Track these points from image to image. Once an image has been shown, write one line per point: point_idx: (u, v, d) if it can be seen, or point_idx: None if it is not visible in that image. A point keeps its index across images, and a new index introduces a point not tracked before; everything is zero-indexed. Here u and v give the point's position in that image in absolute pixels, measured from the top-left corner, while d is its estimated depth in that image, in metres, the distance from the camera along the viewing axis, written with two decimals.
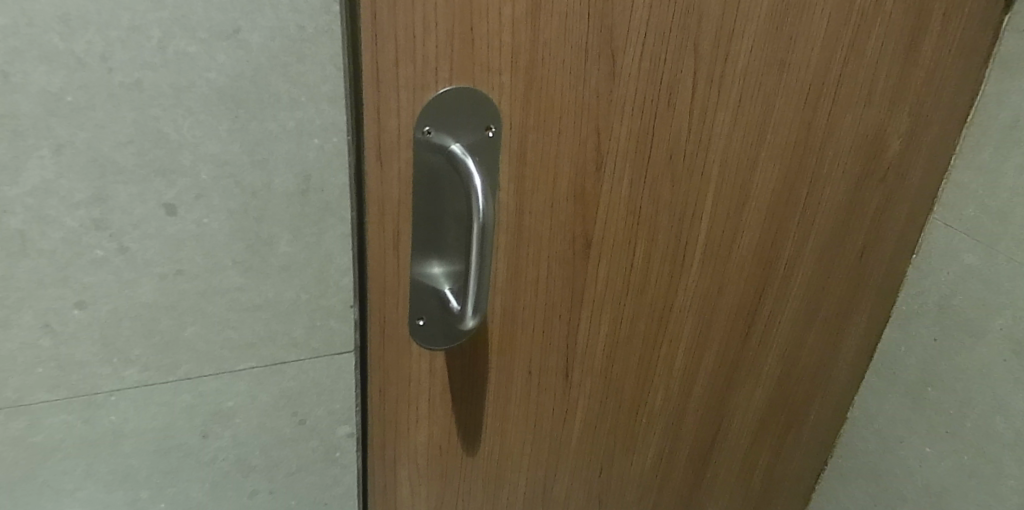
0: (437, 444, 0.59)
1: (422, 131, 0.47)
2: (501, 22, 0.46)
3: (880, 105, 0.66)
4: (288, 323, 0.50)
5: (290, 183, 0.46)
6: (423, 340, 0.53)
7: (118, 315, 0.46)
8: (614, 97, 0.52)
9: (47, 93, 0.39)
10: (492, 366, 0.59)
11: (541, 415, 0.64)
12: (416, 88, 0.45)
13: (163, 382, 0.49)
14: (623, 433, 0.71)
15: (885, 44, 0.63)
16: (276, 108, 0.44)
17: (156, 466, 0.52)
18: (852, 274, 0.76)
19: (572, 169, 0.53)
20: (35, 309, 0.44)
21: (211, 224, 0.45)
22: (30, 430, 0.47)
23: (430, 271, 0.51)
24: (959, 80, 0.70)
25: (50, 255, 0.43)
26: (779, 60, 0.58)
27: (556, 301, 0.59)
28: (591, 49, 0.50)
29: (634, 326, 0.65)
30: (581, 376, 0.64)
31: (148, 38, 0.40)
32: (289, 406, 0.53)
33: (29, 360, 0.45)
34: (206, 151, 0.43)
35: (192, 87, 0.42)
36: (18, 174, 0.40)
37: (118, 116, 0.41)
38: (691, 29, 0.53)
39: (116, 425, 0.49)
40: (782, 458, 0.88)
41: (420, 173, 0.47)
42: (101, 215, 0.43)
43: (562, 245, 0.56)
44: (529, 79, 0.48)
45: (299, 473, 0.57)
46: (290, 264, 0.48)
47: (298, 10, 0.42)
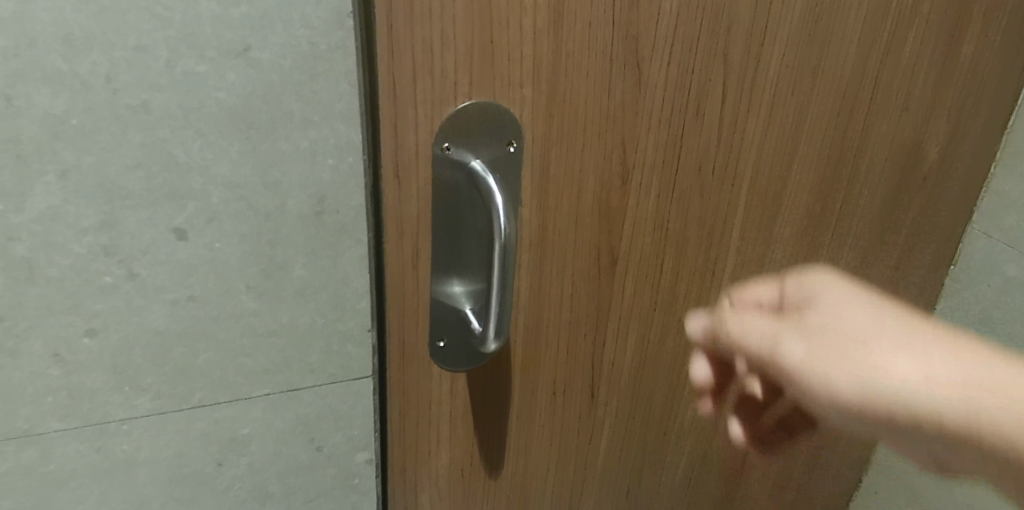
0: (459, 467, 0.56)
1: (440, 148, 0.45)
2: (523, 32, 0.44)
3: (919, 110, 0.63)
4: (304, 348, 0.49)
5: (304, 205, 0.45)
6: (445, 363, 0.51)
7: (128, 342, 0.44)
8: (641, 109, 0.50)
9: (51, 116, 0.38)
10: (515, 387, 0.56)
11: (566, 435, 0.62)
12: (434, 103, 0.44)
13: (176, 410, 0.47)
14: (651, 453, 0.69)
15: (925, 47, 0.60)
16: (289, 128, 0.43)
17: (170, 495, 0.50)
18: (888, 285, 0.73)
19: (597, 183, 0.51)
20: (43, 337, 0.43)
21: (222, 248, 0.44)
22: (42, 459, 0.46)
23: (450, 291, 0.49)
24: (999, 83, 0.67)
25: (58, 283, 0.42)
26: (812, 66, 0.55)
27: (581, 319, 0.56)
28: (616, 60, 0.47)
29: (662, 343, 0.63)
30: (606, 395, 0.62)
31: (155, 57, 0.38)
32: (306, 432, 0.52)
33: (38, 389, 0.44)
34: (217, 173, 0.42)
35: (201, 108, 0.40)
36: (23, 200, 0.39)
37: (125, 139, 0.40)
38: (721, 36, 0.51)
39: (130, 453, 0.48)
40: (815, 474, 0.85)
41: (440, 190, 0.46)
42: (110, 241, 0.42)
43: (585, 263, 0.54)
44: (552, 92, 0.46)
45: (317, 499, 0.56)
46: (306, 288, 0.47)
47: (310, 26, 0.41)
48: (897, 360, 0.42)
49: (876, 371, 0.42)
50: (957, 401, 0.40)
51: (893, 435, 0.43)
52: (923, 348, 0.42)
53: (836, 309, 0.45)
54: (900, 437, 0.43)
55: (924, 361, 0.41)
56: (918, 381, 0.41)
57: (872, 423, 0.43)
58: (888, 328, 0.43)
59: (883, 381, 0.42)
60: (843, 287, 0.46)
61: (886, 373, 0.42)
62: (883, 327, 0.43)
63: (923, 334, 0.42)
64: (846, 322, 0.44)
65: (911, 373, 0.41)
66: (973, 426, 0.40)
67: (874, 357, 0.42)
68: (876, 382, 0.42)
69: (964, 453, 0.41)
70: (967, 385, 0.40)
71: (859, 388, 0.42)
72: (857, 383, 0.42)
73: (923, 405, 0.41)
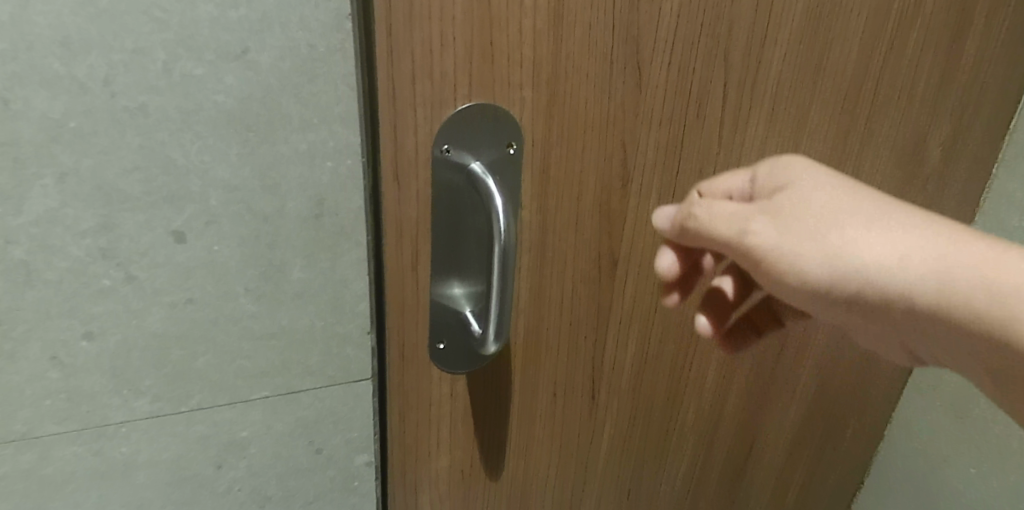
0: (459, 469, 0.56)
1: (440, 150, 0.45)
2: (522, 33, 0.44)
3: (921, 110, 0.63)
4: (303, 351, 0.49)
5: (303, 208, 0.45)
6: (444, 366, 0.51)
7: (127, 345, 0.44)
8: (641, 110, 0.50)
9: (49, 119, 0.38)
10: (515, 389, 0.56)
11: (567, 436, 0.61)
12: (433, 106, 0.43)
13: (175, 412, 0.47)
14: (652, 453, 0.68)
15: (928, 47, 0.60)
16: (288, 131, 0.42)
17: (170, 498, 0.50)
18: None
19: (598, 185, 0.51)
20: (42, 340, 0.43)
21: (221, 251, 0.44)
22: (41, 462, 0.46)
23: (451, 293, 0.49)
24: (1003, 83, 0.66)
25: (56, 286, 0.42)
26: (814, 66, 0.55)
27: (581, 322, 0.56)
28: (616, 61, 0.47)
29: (664, 344, 0.62)
30: (607, 396, 0.62)
31: (153, 60, 0.38)
32: (306, 435, 0.52)
33: (37, 392, 0.44)
34: (216, 176, 0.42)
35: (200, 111, 0.40)
36: (21, 203, 0.39)
37: (123, 142, 0.40)
38: (722, 36, 0.50)
39: (129, 456, 0.48)
40: (820, 477, 0.84)
41: (440, 192, 0.46)
42: (108, 244, 0.42)
43: (585, 264, 0.54)
44: (552, 94, 0.46)
45: (317, 502, 0.56)
46: (304, 291, 0.47)
47: (308, 28, 0.41)
48: (864, 234, 0.43)
49: (844, 247, 0.43)
50: (923, 273, 0.42)
51: (858, 311, 0.44)
52: (890, 224, 0.42)
53: (805, 187, 0.45)
54: (865, 312, 0.44)
55: (892, 234, 0.42)
56: (885, 255, 0.42)
57: (837, 298, 0.44)
58: (854, 204, 0.44)
59: (850, 257, 0.43)
60: (815, 171, 0.46)
61: (854, 248, 0.43)
62: (851, 202, 0.44)
63: (888, 209, 0.43)
64: (814, 199, 0.44)
65: (878, 247, 0.42)
66: (937, 297, 0.41)
67: (842, 234, 0.43)
68: (843, 258, 0.43)
69: (926, 324, 0.43)
70: (931, 257, 0.41)
71: (826, 263, 0.43)
72: (822, 258, 0.43)
73: (888, 279, 0.42)
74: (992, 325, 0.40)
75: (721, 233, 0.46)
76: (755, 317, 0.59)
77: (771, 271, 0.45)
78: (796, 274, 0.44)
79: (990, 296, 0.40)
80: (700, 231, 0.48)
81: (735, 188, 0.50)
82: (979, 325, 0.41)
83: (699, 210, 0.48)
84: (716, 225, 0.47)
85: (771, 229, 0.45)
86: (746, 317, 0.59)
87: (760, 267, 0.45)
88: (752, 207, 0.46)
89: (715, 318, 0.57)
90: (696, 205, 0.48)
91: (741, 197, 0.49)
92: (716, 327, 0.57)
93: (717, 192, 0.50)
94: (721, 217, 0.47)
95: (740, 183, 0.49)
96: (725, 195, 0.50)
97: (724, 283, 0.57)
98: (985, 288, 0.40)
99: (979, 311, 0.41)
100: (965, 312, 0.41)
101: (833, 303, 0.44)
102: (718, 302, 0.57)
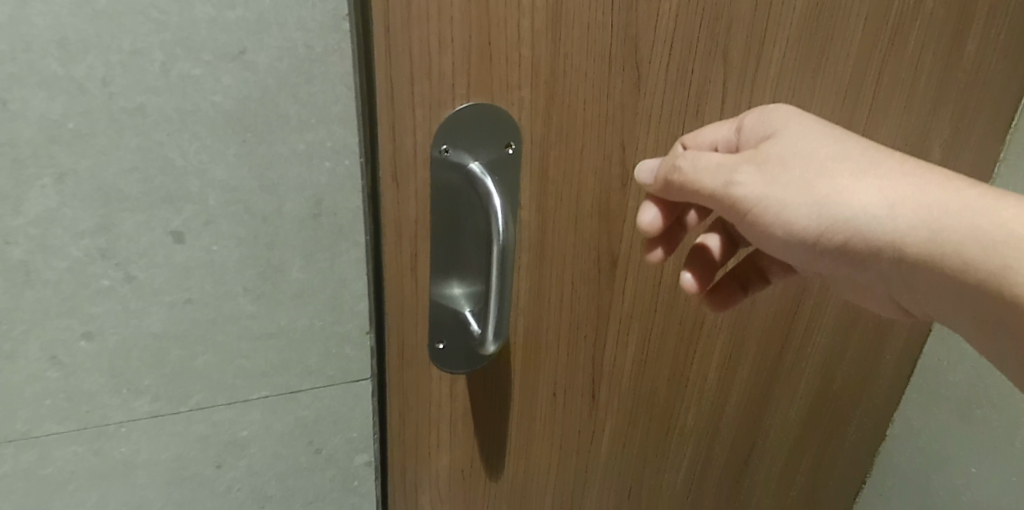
0: (460, 468, 0.56)
1: (439, 150, 0.45)
2: (520, 32, 0.44)
3: (921, 108, 0.63)
4: (302, 351, 0.49)
5: (302, 208, 0.45)
6: (444, 365, 0.51)
7: (126, 345, 0.45)
8: (640, 109, 0.50)
9: (47, 120, 0.38)
10: (515, 387, 0.56)
11: (567, 435, 0.61)
12: (432, 106, 0.44)
13: (174, 412, 0.48)
14: (652, 453, 0.68)
15: (928, 45, 0.59)
16: (286, 131, 0.43)
17: (170, 498, 0.50)
18: None
19: (597, 184, 0.51)
20: (41, 340, 0.43)
21: (219, 251, 0.44)
22: (41, 461, 0.46)
23: (450, 293, 0.49)
24: (1004, 82, 0.66)
25: (55, 286, 0.42)
26: (813, 64, 0.55)
27: (581, 320, 0.56)
28: (614, 61, 0.47)
29: (664, 341, 0.62)
30: (608, 395, 0.62)
31: (151, 61, 0.38)
32: (306, 434, 0.52)
33: (36, 391, 0.44)
34: (214, 177, 0.42)
35: (197, 111, 0.40)
36: (20, 203, 0.39)
37: (121, 143, 0.40)
38: (721, 35, 0.50)
39: (128, 456, 0.48)
40: (822, 475, 0.84)
41: (438, 192, 0.46)
42: (107, 244, 0.42)
43: (585, 263, 0.54)
44: (551, 93, 0.46)
45: (317, 502, 0.56)
46: (303, 291, 0.47)
47: (306, 29, 0.41)
48: (854, 184, 0.43)
49: (835, 197, 0.43)
50: (912, 222, 0.42)
51: (845, 259, 0.45)
52: (880, 173, 0.43)
53: (792, 136, 0.45)
54: (852, 260, 0.45)
55: (882, 183, 0.43)
56: (876, 204, 0.43)
57: (824, 247, 0.45)
58: (844, 152, 0.44)
59: (840, 206, 0.43)
60: (801, 119, 0.46)
61: (844, 198, 0.43)
62: (841, 152, 0.44)
63: (876, 157, 0.44)
64: (803, 148, 0.44)
65: (869, 196, 0.43)
66: (925, 244, 0.42)
67: (832, 184, 0.43)
68: (834, 208, 0.43)
69: (911, 272, 0.44)
70: (922, 206, 0.42)
71: (816, 213, 0.44)
72: (812, 208, 0.44)
73: (878, 227, 0.43)
74: (981, 272, 0.41)
75: (707, 185, 0.46)
76: (742, 275, 0.58)
77: (759, 222, 0.45)
78: (785, 224, 0.45)
79: (979, 244, 0.41)
80: (687, 185, 0.46)
81: (721, 139, 0.49)
82: (967, 272, 0.42)
83: (685, 162, 0.46)
84: (702, 178, 0.46)
85: (759, 180, 0.45)
86: (732, 275, 0.58)
87: (748, 218, 0.46)
88: (739, 157, 0.46)
89: (702, 274, 0.55)
90: (681, 158, 0.47)
91: (727, 149, 0.49)
92: (703, 283, 0.55)
93: (703, 143, 0.50)
94: (707, 168, 0.46)
95: (726, 134, 0.49)
96: (711, 146, 0.49)
97: (709, 240, 0.55)
98: (973, 236, 0.41)
99: (967, 257, 0.42)
100: (953, 259, 0.42)
101: (820, 252, 0.45)
102: (705, 259, 0.55)
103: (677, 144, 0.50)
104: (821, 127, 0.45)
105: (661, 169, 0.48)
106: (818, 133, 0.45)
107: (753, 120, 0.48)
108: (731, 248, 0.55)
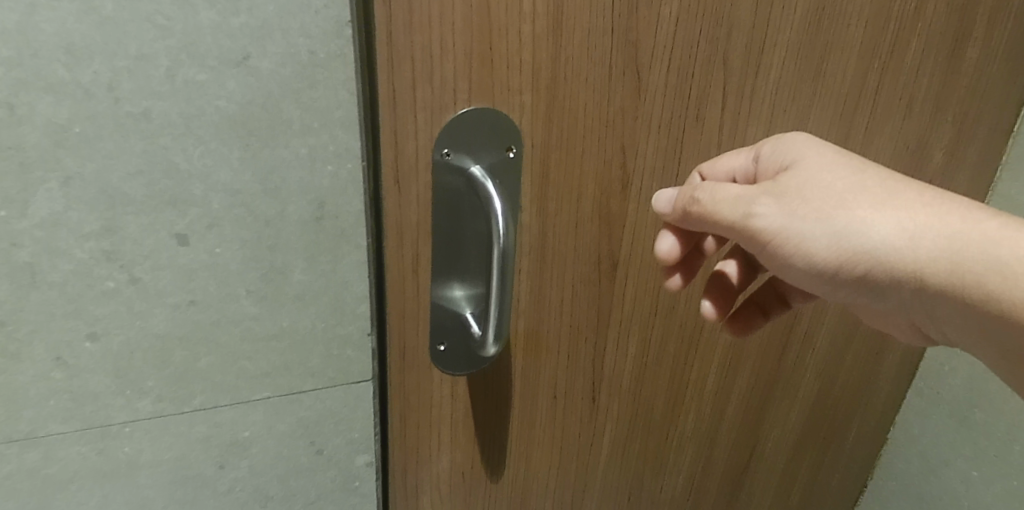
0: (460, 470, 0.57)
1: (440, 154, 0.46)
2: (521, 40, 0.44)
3: (922, 113, 0.63)
4: (303, 353, 0.50)
5: (304, 211, 0.45)
6: (444, 365, 0.51)
7: (131, 346, 0.45)
8: (641, 114, 0.50)
9: (54, 124, 0.39)
10: (515, 390, 0.56)
11: (567, 439, 0.62)
12: (433, 111, 0.44)
13: (178, 413, 0.48)
14: (652, 458, 0.69)
15: (927, 52, 0.60)
16: (289, 136, 0.43)
17: (173, 497, 0.51)
18: None
19: (597, 186, 0.51)
20: (46, 341, 0.43)
21: (223, 254, 0.45)
22: (45, 461, 0.47)
23: (452, 295, 0.50)
24: (1004, 87, 0.66)
25: (61, 287, 0.42)
26: (813, 70, 0.55)
27: (580, 324, 0.57)
28: (615, 67, 0.48)
29: (665, 348, 0.63)
30: (608, 399, 0.62)
31: (157, 66, 0.39)
32: (307, 435, 0.53)
33: (42, 392, 0.45)
34: (217, 180, 0.43)
35: (202, 116, 0.41)
36: (26, 206, 0.40)
37: (127, 147, 0.40)
38: (721, 41, 0.51)
39: (132, 455, 0.48)
40: (822, 479, 0.84)
41: (441, 197, 0.47)
42: (111, 246, 0.42)
43: (585, 268, 0.54)
44: (551, 97, 0.47)
45: (318, 502, 0.56)
46: (305, 293, 0.48)
47: (309, 35, 0.41)
48: (873, 216, 0.43)
49: (854, 229, 0.44)
50: (933, 254, 0.43)
51: (863, 289, 0.45)
52: (899, 206, 0.43)
53: (809, 167, 0.45)
54: (871, 290, 0.45)
55: (899, 214, 0.43)
56: (896, 237, 0.43)
57: (843, 278, 0.45)
58: (860, 183, 0.44)
59: (860, 239, 0.44)
60: (818, 152, 0.46)
61: (864, 230, 0.43)
62: (859, 183, 0.44)
63: (895, 187, 0.44)
64: (822, 180, 0.45)
65: (889, 229, 0.43)
66: (945, 276, 0.43)
67: (852, 216, 0.44)
68: (853, 240, 0.44)
69: (930, 301, 0.44)
70: (943, 238, 0.43)
71: (835, 245, 0.44)
72: (831, 240, 0.44)
73: (897, 259, 0.43)
74: (1000, 301, 0.42)
75: (726, 217, 0.46)
76: (760, 299, 0.59)
77: (778, 253, 0.46)
78: (805, 256, 0.45)
79: (998, 275, 0.42)
80: (706, 218, 0.47)
81: (738, 168, 0.50)
82: (986, 301, 0.42)
83: (703, 195, 0.46)
84: (720, 209, 0.46)
85: (779, 213, 0.45)
86: (750, 299, 0.59)
87: (767, 250, 0.46)
88: (758, 188, 0.46)
89: (722, 301, 0.56)
90: (699, 191, 0.47)
91: (744, 178, 0.50)
92: (722, 311, 0.56)
93: (718, 173, 0.50)
94: (726, 201, 0.46)
95: (743, 162, 0.50)
96: (728, 176, 0.50)
97: (727, 267, 0.56)
98: (994, 267, 0.42)
99: (985, 287, 0.42)
100: (974, 290, 0.43)
101: (839, 283, 0.46)
102: (723, 284, 0.56)
103: (696, 176, 0.50)
104: (838, 159, 0.46)
105: (679, 199, 0.48)
106: (837, 165, 0.45)
107: (770, 151, 0.48)
108: (748, 274, 0.56)
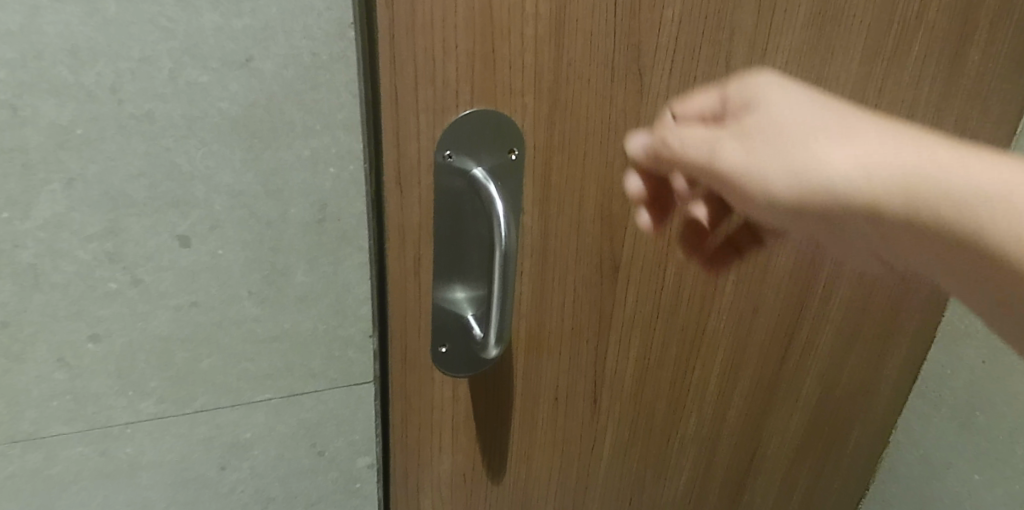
0: (461, 472, 0.57)
1: (443, 155, 0.45)
2: (524, 42, 0.44)
3: (924, 116, 0.63)
4: (305, 354, 0.50)
5: (306, 213, 0.46)
6: (445, 369, 0.51)
7: (133, 347, 0.45)
8: (643, 117, 0.50)
9: (57, 126, 0.39)
10: (516, 391, 0.56)
11: (568, 441, 0.61)
12: (435, 112, 0.44)
13: (179, 414, 0.48)
14: (654, 460, 0.69)
15: (930, 56, 0.60)
16: (291, 137, 0.43)
17: (174, 498, 0.51)
18: (898, 292, 0.73)
19: (599, 189, 0.51)
20: (48, 342, 0.43)
21: (225, 255, 0.45)
22: (47, 462, 0.47)
23: (453, 296, 0.49)
24: (1007, 91, 0.66)
25: (63, 288, 0.42)
26: (815, 74, 0.55)
27: (581, 324, 0.56)
28: (617, 68, 0.48)
29: (666, 351, 0.63)
30: (609, 401, 0.62)
31: (160, 68, 0.39)
32: (308, 437, 0.53)
33: (44, 393, 0.45)
34: (220, 182, 0.43)
35: (204, 118, 0.41)
36: (30, 208, 0.40)
37: (130, 148, 0.40)
38: (724, 43, 0.51)
39: (134, 456, 0.48)
40: (823, 482, 0.84)
41: (443, 199, 0.46)
42: (114, 248, 0.42)
43: (586, 270, 0.54)
44: (553, 99, 0.47)
45: (320, 503, 0.56)
46: (307, 294, 0.48)
47: (311, 37, 0.41)
48: (836, 152, 0.40)
49: (815, 166, 0.41)
50: (898, 192, 0.39)
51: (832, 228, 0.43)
52: (866, 141, 0.40)
53: (777, 105, 0.43)
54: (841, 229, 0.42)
55: (862, 148, 0.40)
56: (858, 175, 0.40)
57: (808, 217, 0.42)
58: (831, 120, 0.41)
59: (821, 177, 0.41)
60: (786, 87, 0.43)
61: (825, 167, 0.41)
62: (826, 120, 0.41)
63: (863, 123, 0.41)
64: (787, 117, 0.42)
65: (851, 166, 0.40)
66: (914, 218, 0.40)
67: (814, 152, 0.41)
68: (814, 177, 0.41)
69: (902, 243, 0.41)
70: (911, 176, 0.39)
71: (795, 183, 0.41)
72: (798, 184, 0.41)
73: (861, 197, 0.40)
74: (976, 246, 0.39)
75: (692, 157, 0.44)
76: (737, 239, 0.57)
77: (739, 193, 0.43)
78: (765, 195, 0.42)
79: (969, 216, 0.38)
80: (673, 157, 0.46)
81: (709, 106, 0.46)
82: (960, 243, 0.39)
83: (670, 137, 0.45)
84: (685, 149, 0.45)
85: (740, 151, 0.43)
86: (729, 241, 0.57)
87: (730, 188, 0.44)
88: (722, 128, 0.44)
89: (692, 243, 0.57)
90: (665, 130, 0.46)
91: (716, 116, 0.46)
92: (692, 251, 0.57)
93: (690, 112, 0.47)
94: (692, 142, 0.44)
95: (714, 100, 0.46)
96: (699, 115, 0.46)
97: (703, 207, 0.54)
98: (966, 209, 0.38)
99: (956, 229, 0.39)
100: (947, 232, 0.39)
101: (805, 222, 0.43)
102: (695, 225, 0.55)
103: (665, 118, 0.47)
104: (807, 94, 0.42)
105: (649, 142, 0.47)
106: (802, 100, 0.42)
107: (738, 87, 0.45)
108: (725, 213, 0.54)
